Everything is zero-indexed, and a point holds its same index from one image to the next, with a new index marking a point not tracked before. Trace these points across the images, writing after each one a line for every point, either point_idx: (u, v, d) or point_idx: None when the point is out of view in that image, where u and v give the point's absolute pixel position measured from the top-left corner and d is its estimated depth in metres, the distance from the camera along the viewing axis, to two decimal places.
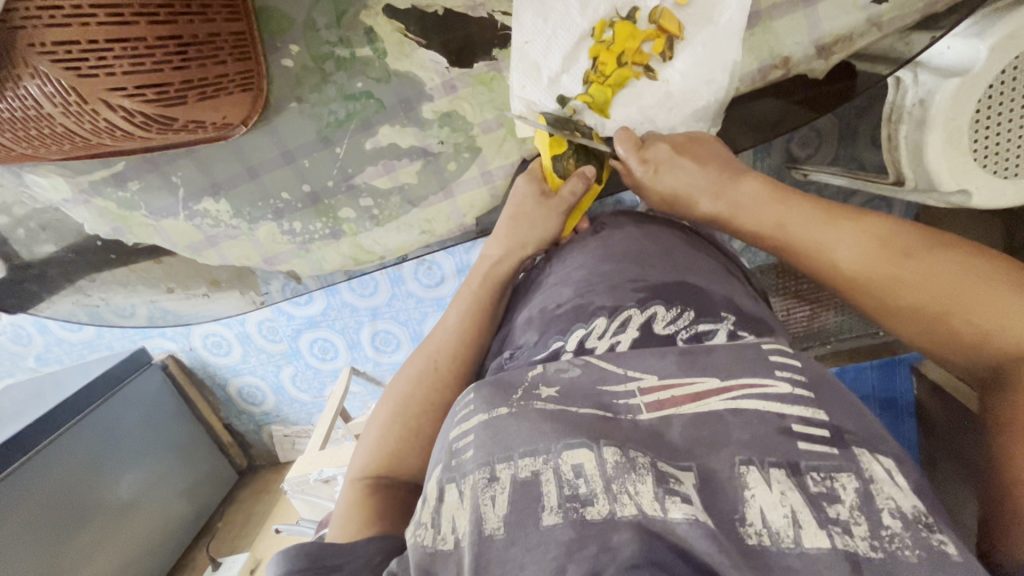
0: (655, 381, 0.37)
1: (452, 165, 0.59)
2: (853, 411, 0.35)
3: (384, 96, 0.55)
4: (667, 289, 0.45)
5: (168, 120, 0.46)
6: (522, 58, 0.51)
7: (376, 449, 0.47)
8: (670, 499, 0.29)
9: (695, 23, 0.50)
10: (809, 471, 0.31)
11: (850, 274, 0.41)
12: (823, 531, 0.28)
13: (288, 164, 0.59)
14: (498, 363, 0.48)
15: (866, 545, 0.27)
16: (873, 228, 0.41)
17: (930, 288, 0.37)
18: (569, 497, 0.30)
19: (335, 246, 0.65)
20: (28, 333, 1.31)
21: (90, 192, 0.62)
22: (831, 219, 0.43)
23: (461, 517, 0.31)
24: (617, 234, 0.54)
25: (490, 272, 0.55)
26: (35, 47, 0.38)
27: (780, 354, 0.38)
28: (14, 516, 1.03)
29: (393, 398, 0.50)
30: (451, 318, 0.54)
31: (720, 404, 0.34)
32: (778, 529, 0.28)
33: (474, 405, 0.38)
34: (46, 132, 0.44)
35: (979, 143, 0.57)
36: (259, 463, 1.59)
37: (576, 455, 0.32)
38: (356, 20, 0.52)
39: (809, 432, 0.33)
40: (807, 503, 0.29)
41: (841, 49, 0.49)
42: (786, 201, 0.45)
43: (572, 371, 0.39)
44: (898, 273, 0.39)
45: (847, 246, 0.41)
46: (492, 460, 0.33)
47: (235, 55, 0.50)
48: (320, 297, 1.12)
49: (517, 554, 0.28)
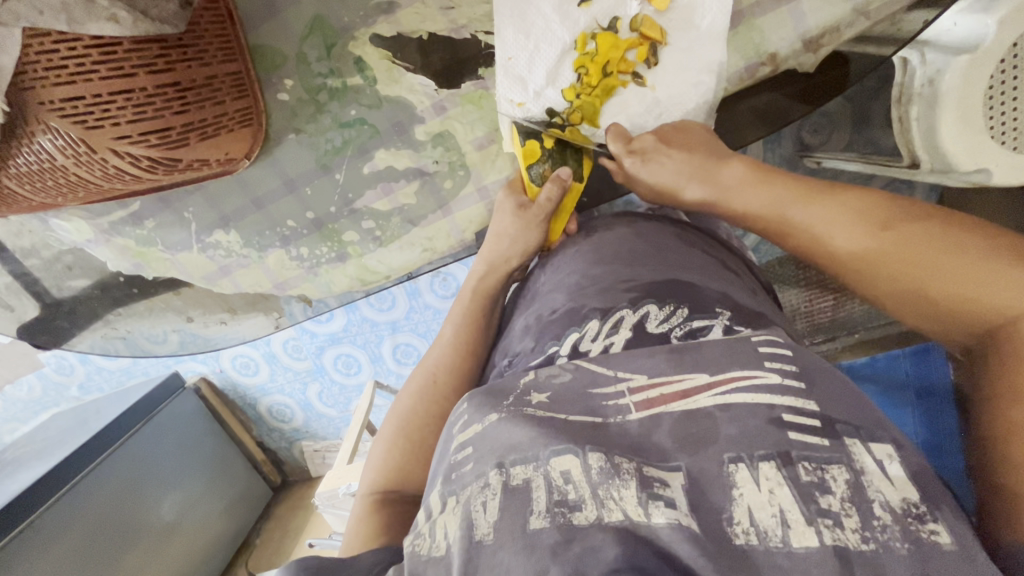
0: (643, 381, 0.36)
1: (449, 183, 0.61)
2: (853, 402, 0.34)
3: (377, 121, 0.57)
4: (659, 288, 0.45)
5: (173, 162, 0.49)
6: (506, 73, 0.52)
7: (382, 466, 0.47)
8: (654, 503, 0.28)
9: (677, 28, 0.50)
10: (800, 460, 0.29)
11: (837, 251, 0.40)
12: (811, 529, 0.27)
13: (291, 193, 0.61)
14: (498, 371, 0.48)
15: (857, 537, 0.26)
16: (852, 202, 0.40)
17: (913, 258, 0.36)
18: (558, 502, 0.29)
19: (341, 267, 0.67)
20: (71, 364, 1.37)
21: (110, 231, 0.65)
22: (812, 197, 0.42)
23: (451, 523, 0.31)
24: (608, 236, 0.54)
25: (475, 287, 0.57)
26: (46, 105, 0.40)
27: (770, 345, 0.37)
28: (64, 541, 1.08)
29: (397, 414, 0.50)
30: (447, 333, 0.55)
31: (709, 401, 0.33)
32: (766, 528, 0.27)
33: (465, 416, 0.38)
34: (61, 181, 0.47)
35: (995, 119, 0.56)
36: (293, 479, 1.62)
37: (563, 461, 0.31)
38: (345, 52, 0.54)
39: (801, 420, 0.32)
40: (798, 500, 0.28)
41: (829, 40, 0.48)
42: (769, 180, 0.44)
43: (563, 376, 0.39)
44: (880, 244, 0.37)
45: (839, 221, 0.40)
46: (486, 467, 0.33)
47: (233, 94, 0.52)
48: (340, 314, 1.14)
49: (505, 558, 0.28)
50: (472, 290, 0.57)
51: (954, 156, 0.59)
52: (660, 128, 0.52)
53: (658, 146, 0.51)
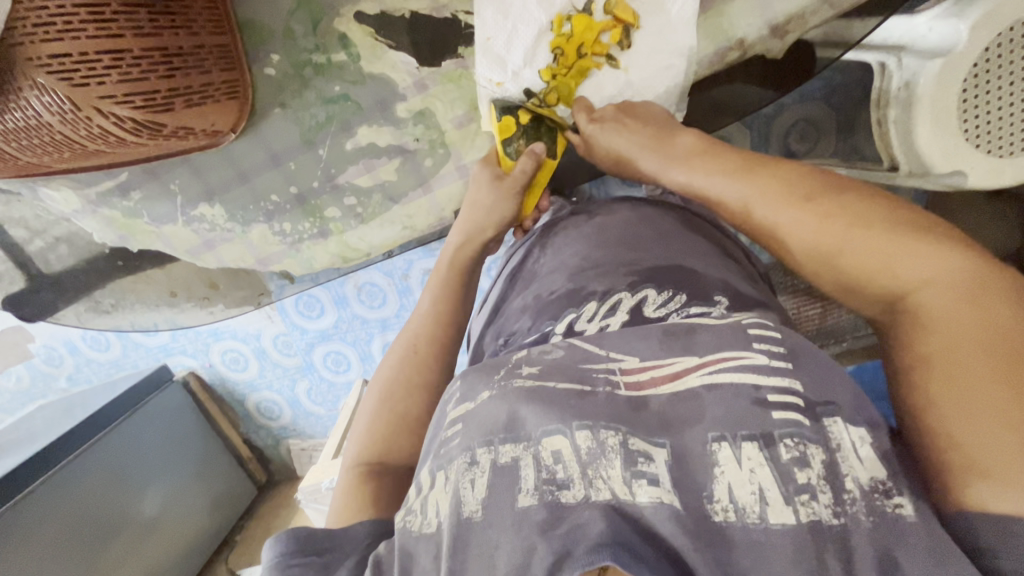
0: (636, 363, 0.37)
1: (429, 161, 0.62)
2: (838, 377, 0.35)
3: (361, 97, 0.59)
4: (659, 273, 0.46)
5: (157, 126, 0.50)
6: (486, 53, 0.54)
7: (368, 437, 0.47)
8: (637, 482, 0.30)
9: (648, 11, 0.52)
10: (782, 438, 0.31)
11: (763, 219, 0.41)
12: (789, 508, 0.29)
13: (275, 167, 0.63)
14: (494, 348, 0.50)
15: (830, 512, 0.29)
16: (782, 174, 0.41)
17: (831, 228, 0.37)
18: (546, 480, 0.31)
19: (324, 244, 0.68)
20: (60, 354, 1.37)
21: (97, 203, 0.66)
22: (746, 169, 0.43)
23: (443, 502, 0.32)
24: (611, 220, 0.55)
25: (453, 260, 0.58)
26: (34, 61, 0.42)
27: (760, 328, 0.37)
28: (44, 529, 1.07)
29: (380, 383, 0.50)
30: (424, 304, 0.56)
31: (698, 381, 0.34)
32: (744, 505, 0.29)
33: (459, 394, 0.39)
34: (48, 140, 0.48)
35: (969, 122, 0.58)
36: (278, 477, 1.62)
37: (553, 442, 0.32)
38: (330, 28, 0.56)
39: (786, 400, 0.33)
40: (777, 479, 0.30)
41: (795, 27, 0.50)
42: (711, 153, 0.46)
43: (555, 353, 0.39)
44: (802, 212, 0.38)
45: (767, 190, 0.41)
46: (473, 445, 0.33)
47: (221, 66, 0.53)
48: (331, 310, 1.15)
49: (494, 534, 0.30)
50: (449, 262, 0.59)
51: (931, 161, 0.60)
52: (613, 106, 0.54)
53: (618, 116, 0.53)
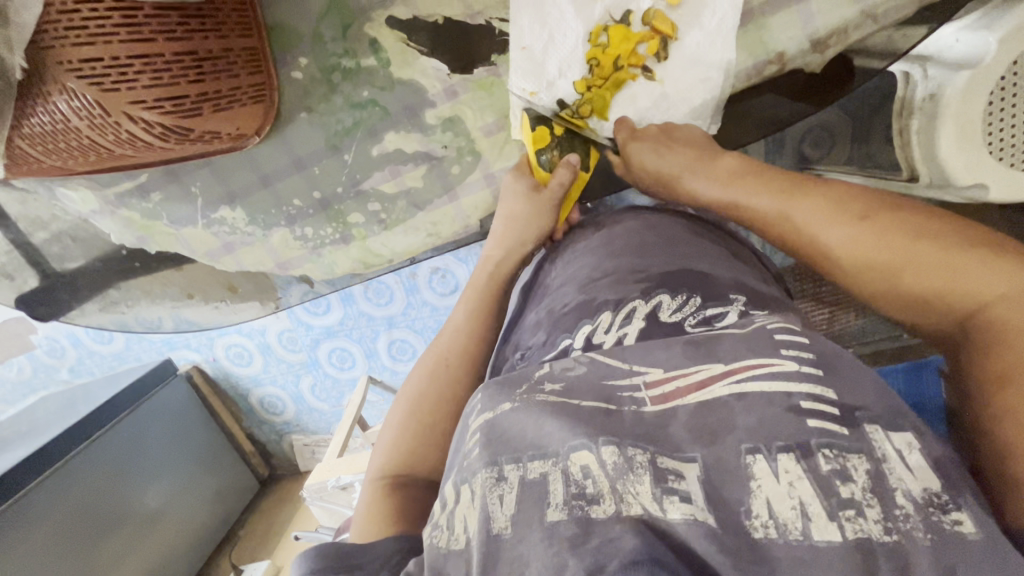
0: (660, 374, 0.36)
1: (456, 169, 0.61)
2: (860, 384, 0.34)
3: (389, 103, 0.58)
4: (671, 278, 0.45)
5: (185, 131, 0.49)
6: (522, 61, 0.54)
7: (393, 450, 0.46)
8: (668, 499, 0.29)
9: (687, 23, 0.51)
10: (821, 449, 0.30)
11: (818, 238, 0.41)
12: (834, 523, 0.27)
13: (299, 172, 0.62)
14: (508, 364, 0.48)
15: (880, 528, 0.27)
16: (833, 194, 0.42)
17: (891, 246, 0.37)
18: (576, 495, 0.30)
19: (345, 250, 0.67)
20: (62, 346, 1.37)
21: (116, 203, 0.65)
22: (797, 189, 0.44)
23: (471, 517, 0.31)
24: (618, 230, 0.54)
25: (491, 274, 0.57)
26: (64, 65, 0.41)
27: (785, 332, 0.38)
28: (47, 524, 1.06)
29: (407, 395, 0.50)
30: (458, 317, 0.55)
31: (725, 390, 0.34)
32: (785, 521, 0.28)
33: (481, 404, 0.38)
34: (73, 144, 0.47)
35: (994, 135, 0.57)
36: (281, 473, 1.61)
37: (582, 456, 0.31)
38: (360, 33, 0.55)
39: (819, 407, 0.32)
40: (818, 492, 0.29)
41: (837, 42, 0.49)
42: (759, 173, 0.46)
43: (577, 369, 0.39)
44: (858, 231, 0.39)
45: (819, 210, 0.41)
46: (499, 460, 0.33)
47: (248, 70, 0.52)
48: (337, 306, 1.14)
49: (524, 551, 0.28)
50: (486, 276, 0.58)
51: (953, 171, 0.59)
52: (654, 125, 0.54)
53: (660, 136, 0.53)
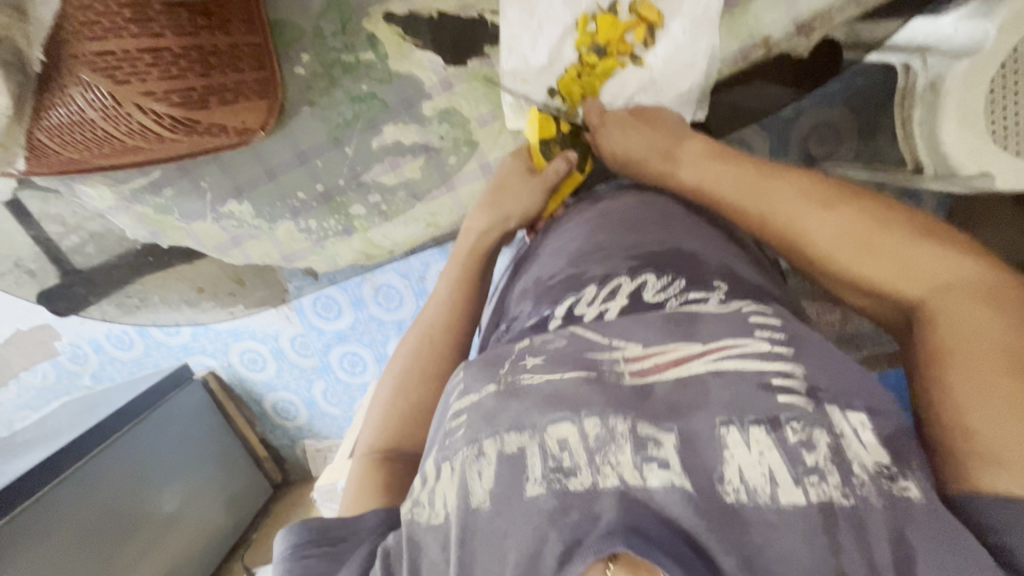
0: (639, 349, 0.37)
1: (453, 159, 0.63)
2: (846, 371, 0.35)
3: (387, 96, 0.60)
4: (659, 256, 0.46)
5: (193, 124, 0.51)
6: (511, 51, 0.56)
7: (381, 425, 0.47)
8: (647, 466, 0.31)
9: (674, 11, 0.53)
10: (788, 422, 0.31)
11: (787, 227, 0.43)
12: (797, 488, 0.30)
13: (302, 164, 0.64)
14: (497, 335, 0.49)
15: (840, 493, 0.29)
16: (794, 183, 0.44)
17: (849, 233, 0.40)
18: (554, 469, 0.32)
19: (348, 241, 0.69)
20: (84, 352, 1.40)
21: (131, 199, 0.68)
22: (760, 176, 0.46)
23: (450, 493, 0.33)
24: (614, 204, 0.54)
25: (475, 244, 0.57)
26: (79, 58, 0.44)
27: (761, 316, 0.38)
28: (66, 525, 1.09)
29: (395, 371, 0.51)
30: (441, 291, 0.56)
31: (700, 367, 0.35)
32: (755, 485, 0.30)
33: (462, 385, 0.39)
34: (88, 138, 0.50)
35: (998, 124, 0.56)
36: (293, 476, 1.63)
37: (560, 430, 0.33)
38: (359, 27, 0.57)
39: (788, 385, 0.33)
40: (786, 461, 0.30)
41: (821, 25, 0.50)
42: (721, 161, 0.49)
43: (558, 342, 0.39)
44: (817, 219, 0.41)
45: (776, 193, 0.44)
46: (480, 437, 0.34)
47: (253, 66, 0.55)
48: (348, 312, 1.16)
49: (502, 525, 0.31)
50: (467, 249, 0.57)
51: (956, 162, 0.59)
52: (622, 110, 0.55)
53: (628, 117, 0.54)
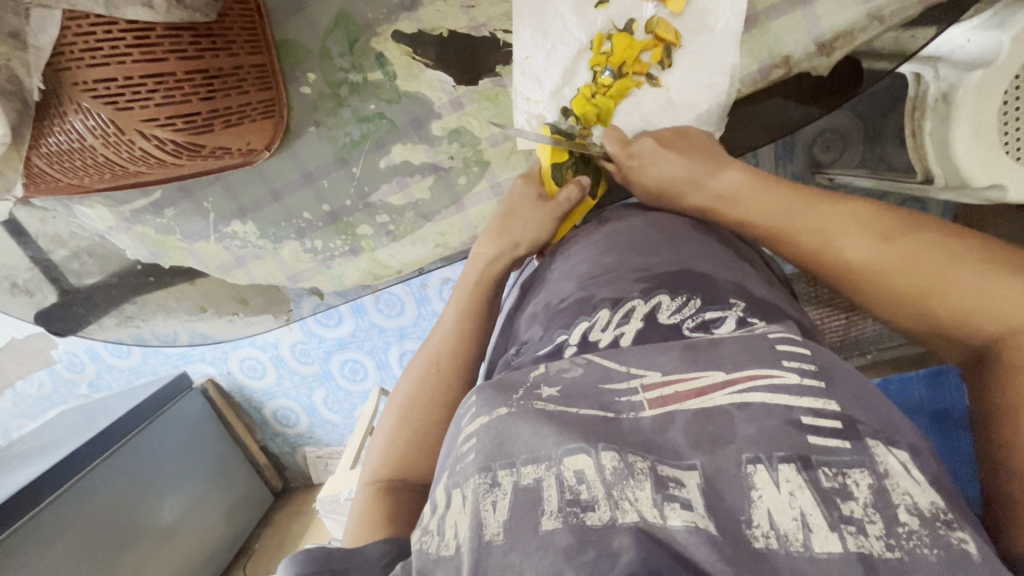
0: (657, 377, 0.36)
1: (463, 179, 0.62)
2: (868, 400, 0.34)
3: (395, 116, 0.59)
4: (671, 278, 0.44)
5: (196, 147, 0.50)
6: (523, 72, 0.54)
7: (386, 455, 0.46)
8: (669, 505, 0.29)
9: (691, 31, 0.52)
10: (821, 466, 0.30)
11: (845, 262, 0.41)
12: (834, 535, 0.27)
13: (308, 185, 0.63)
14: (505, 360, 0.48)
15: (881, 544, 0.27)
16: (852, 212, 0.42)
17: (915, 269, 0.37)
18: (570, 502, 0.29)
19: (355, 261, 0.68)
20: (82, 361, 1.39)
21: (131, 219, 0.67)
22: (813, 205, 0.43)
23: (462, 522, 0.31)
24: (623, 226, 0.53)
25: (484, 271, 0.55)
26: (79, 85, 0.42)
27: (789, 344, 0.37)
28: (64, 539, 1.07)
29: (398, 399, 0.50)
30: (448, 318, 0.54)
31: (725, 399, 0.33)
32: (787, 531, 0.27)
33: (475, 407, 0.38)
34: (89, 162, 0.48)
35: (1009, 135, 0.55)
36: (294, 485, 1.61)
37: (575, 461, 0.31)
38: (367, 47, 0.56)
39: (820, 423, 0.32)
40: (819, 502, 0.28)
41: (843, 44, 0.49)
42: (768, 189, 0.46)
43: (574, 371, 0.39)
44: (879, 254, 0.39)
45: (833, 225, 0.42)
46: (493, 466, 0.33)
47: (258, 86, 0.53)
48: (349, 318, 1.15)
49: (517, 559, 0.28)
50: (476, 276, 0.56)
51: (968, 173, 0.58)
52: (661, 132, 0.53)
53: (657, 150, 0.51)
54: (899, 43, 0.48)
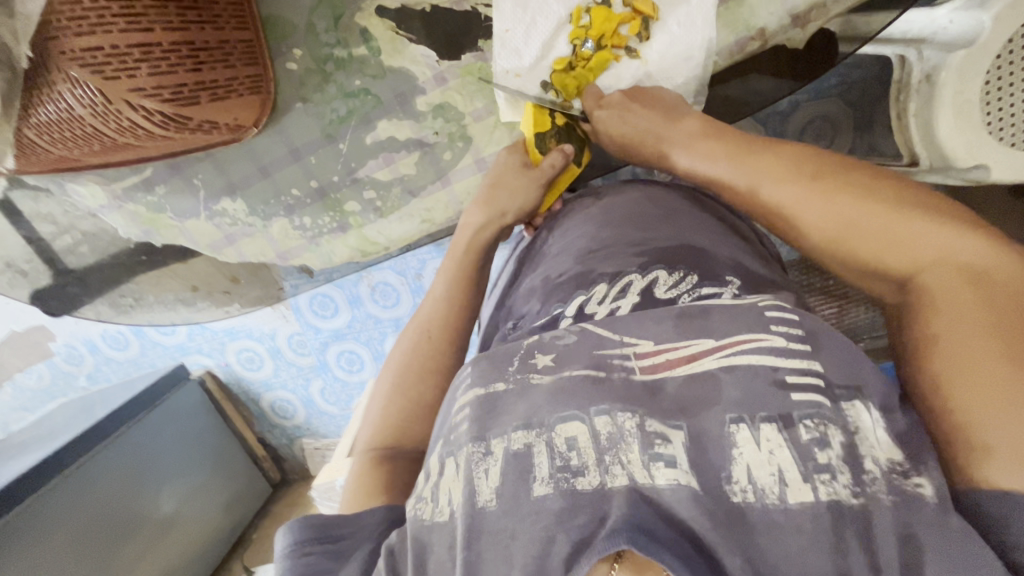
0: (649, 346, 0.37)
1: (448, 155, 0.63)
2: (851, 359, 0.36)
3: (381, 92, 0.60)
4: (669, 253, 0.46)
5: (184, 120, 0.51)
6: (504, 45, 0.55)
7: (379, 423, 0.47)
8: (654, 464, 0.31)
9: (668, 3, 0.53)
10: (802, 420, 0.32)
11: (784, 204, 0.43)
12: (807, 485, 0.29)
13: (296, 162, 0.63)
14: (502, 334, 0.50)
15: (849, 492, 0.29)
16: (794, 158, 0.44)
17: (843, 210, 0.40)
18: (561, 468, 0.31)
19: (343, 237, 0.69)
20: (80, 354, 1.39)
21: (123, 198, 0.68)
22: (758, 152, 0.46)
23: (456, 489, 0.33)
24: (619, 199, 0.54)
25: (471, 241, 0.57)
26: (66, 54, 0.43)
27: (777, 309, 0.38)
28: (64, 527, 1.09)
29: (393, 365, 0.50)
30: (439, 287, 0.56)
31: (714, 362, 0.35)
32: (764, 485, 0.30)
33: (470, 378, 0.39)
34: (77, 133, 0.49)
35: (992, 115, 0.56)
36: (292, 477, 1.62)
37: (568, 427, 0.33)
38: (352, 22, 0.57)
39: (803, 382, 0.33)
40: (796, 459, 0.30)
41: (816, 17, 0.50)
42: (717, 138, 0.48)
43: (567, 338, 0.39)
44: (814, 196, 0.42)
45: (776, 170, 0.44)
46: (487, 436, 0.34)
47: (244, 60, 0.54)
48: (346, 310, 1.16)
49: (510, 524, 0.30)
50: (465, 245, 0.57)
51: (954, 155, 0.59)
52: (614, 94, 0.55)
53: (624, 102, 0.54)
54: (871, 15, 0.49)
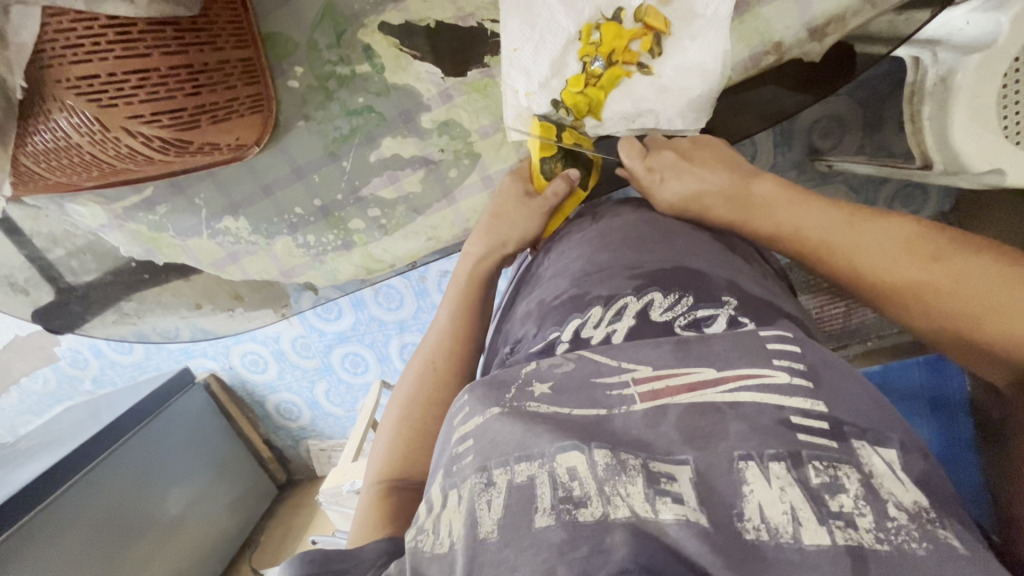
0: (649, 372, 0.34)
1: (453, 172, 0.62)
2: (861, 402, 0.32)
3: (384, 109, 0.59)
4: (665, 276, 0.43)
5: (184, 144, 0.50)
6: (512, 65, 0.54)
7: (387, 456, 0.46)
8: (661, 500, 0.27)
9: (681, 18, 0.51)
10: (811, 460, 0.28)
11: (893, 283, 0.40)
12: (823, 528, 0.25)
13: (298, 180, 0.62)
14: (500, 359, 0.47)
15: (872, 537, 0.24)
16: (894, 230, 0.41)
17: (958, 291, 0.37)
18: (563, 499, 0.27)
19: (347, 255, 0.68)
20: (84, 358, 1.39)
21: (123, 217, 0.67)
22: (852, 222, 0.43)
23: (457, 520, 0.29)
24: (616, 222, 0.52)
25: (472, 272, 0.56)
26: (62, 82, 0.42)
27: (778, 342, 0.35)
28: (71, 532, 1.08)
29: (398, 402, 0.49)
30: (442, 319, 0.55)
31: (717, 396, 0.31)
32: (777, 524, 0.25)
33: (468, 406, 0.36)
34: (76, 160, 0.48)
35: (1010, 118, 0.52)
36: (298, 478, 1.62)
37: (567, 458, 0.29)
38: (354, 39, 0.56)
39: (809, 423, 0.29)
40: (808, 499, 0.26)
41: (836, 29, 0.48)
42: (804, 203, 0.46)
43: (566, 366, 0.36)
44: (922, 275, 0.39)
45: (874, 242, 0.42)
46: (489, 465, 0.31)
47: (245, 80, 0.53)
48: (349, 312, 1.15)
49: (510, 556, 0.26)
50: (466, 276, 0.57)
51: (966, 158, 0.55)
52: (631, 142, 0.56)
53: (678, 163, 0.53)
54: (892, 27, 0.47)
